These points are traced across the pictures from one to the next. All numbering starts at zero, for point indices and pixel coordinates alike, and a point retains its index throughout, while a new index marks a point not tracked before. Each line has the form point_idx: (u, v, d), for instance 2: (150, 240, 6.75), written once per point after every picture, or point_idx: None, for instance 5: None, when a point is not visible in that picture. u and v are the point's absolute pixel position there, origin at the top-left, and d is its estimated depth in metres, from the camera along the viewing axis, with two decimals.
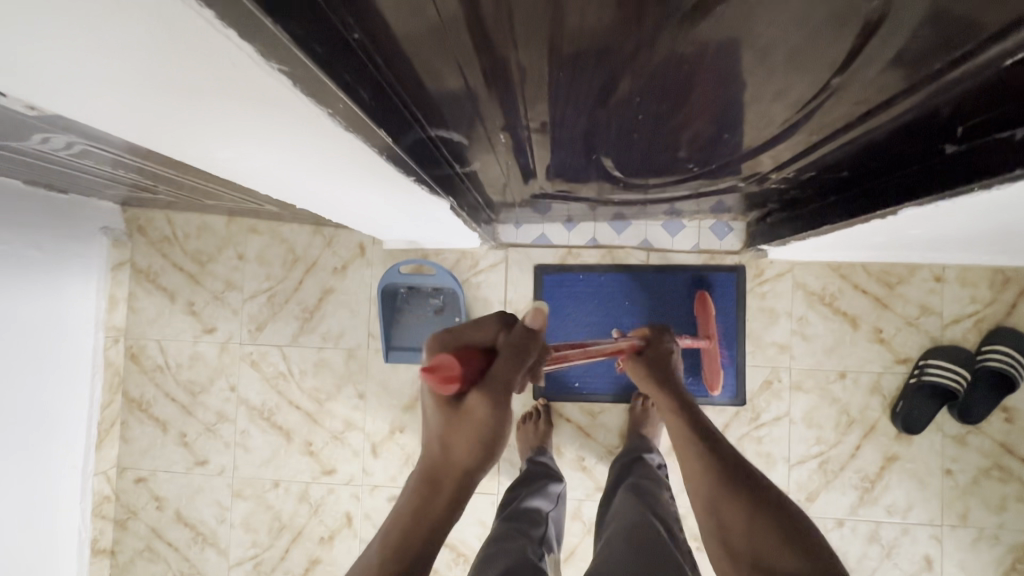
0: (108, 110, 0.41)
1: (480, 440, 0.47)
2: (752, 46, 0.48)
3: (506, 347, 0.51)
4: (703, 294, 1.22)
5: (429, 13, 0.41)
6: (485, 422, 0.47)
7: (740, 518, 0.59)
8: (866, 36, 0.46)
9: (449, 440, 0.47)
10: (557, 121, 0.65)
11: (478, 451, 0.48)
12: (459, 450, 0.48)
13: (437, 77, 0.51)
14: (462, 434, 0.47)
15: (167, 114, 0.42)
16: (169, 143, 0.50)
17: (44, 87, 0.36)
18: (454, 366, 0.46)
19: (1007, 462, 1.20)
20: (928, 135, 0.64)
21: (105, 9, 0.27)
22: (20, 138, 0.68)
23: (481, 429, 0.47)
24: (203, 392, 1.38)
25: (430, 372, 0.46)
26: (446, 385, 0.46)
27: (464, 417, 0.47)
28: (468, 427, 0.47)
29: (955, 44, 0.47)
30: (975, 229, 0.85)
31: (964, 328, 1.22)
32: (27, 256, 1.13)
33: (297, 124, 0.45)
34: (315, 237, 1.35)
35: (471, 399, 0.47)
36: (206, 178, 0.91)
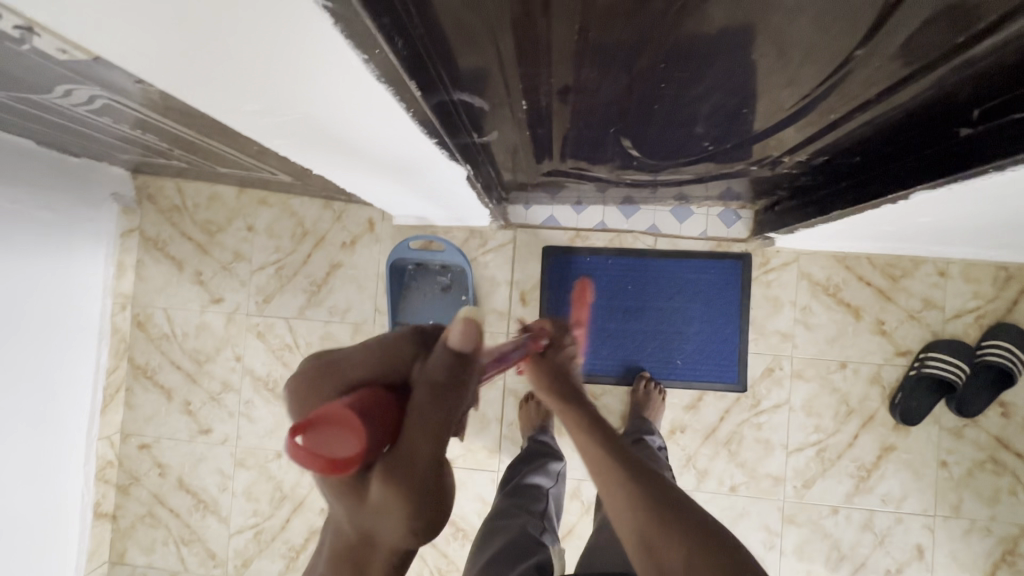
0: (147, 51, 0.42)
1: (407, 525, 0.33)
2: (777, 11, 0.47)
3: (422, 389, 0.34)
4: (584, 284, 1.30)
5: None
6: (410, 499, 0.33)
7: (681, 559, 0.47)
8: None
9: (366, 529, 0.33)
10: (576, 90, 0.65)
11: (411, 534, 0.34)
12: (379, 537, 0.34)
13: (466, 32, 0.51)
14: (380, 518, 0.33)
15: (205, 57, 0.43)
16: (202, 94, 0.51)
17: (91, 21, 0.36)
18: (348, 441, 0.31)
19: (1002, 456, 1.22)
20: (944, 117, 0.65)
21: None
22: (43, 89, 0.69)
23: (406, 514, 0.33)
24: (209, 361, 1.39)
25: (309, 446, 0.30)
26: (340, 470, 0.31)
27: (379, 505, 0.33)
28: (391, 512, 0.33)
29: (984, 13, 0.47)
30: (986, 218, 0.86)
31: (965, 324, 1.23)
32: (39, 218, 1.13)
33: (332, 73, 0.46)
34: (325, 211, 1.35)
35: (384, 472, 0.32)
36: (222, 142, 0.91)
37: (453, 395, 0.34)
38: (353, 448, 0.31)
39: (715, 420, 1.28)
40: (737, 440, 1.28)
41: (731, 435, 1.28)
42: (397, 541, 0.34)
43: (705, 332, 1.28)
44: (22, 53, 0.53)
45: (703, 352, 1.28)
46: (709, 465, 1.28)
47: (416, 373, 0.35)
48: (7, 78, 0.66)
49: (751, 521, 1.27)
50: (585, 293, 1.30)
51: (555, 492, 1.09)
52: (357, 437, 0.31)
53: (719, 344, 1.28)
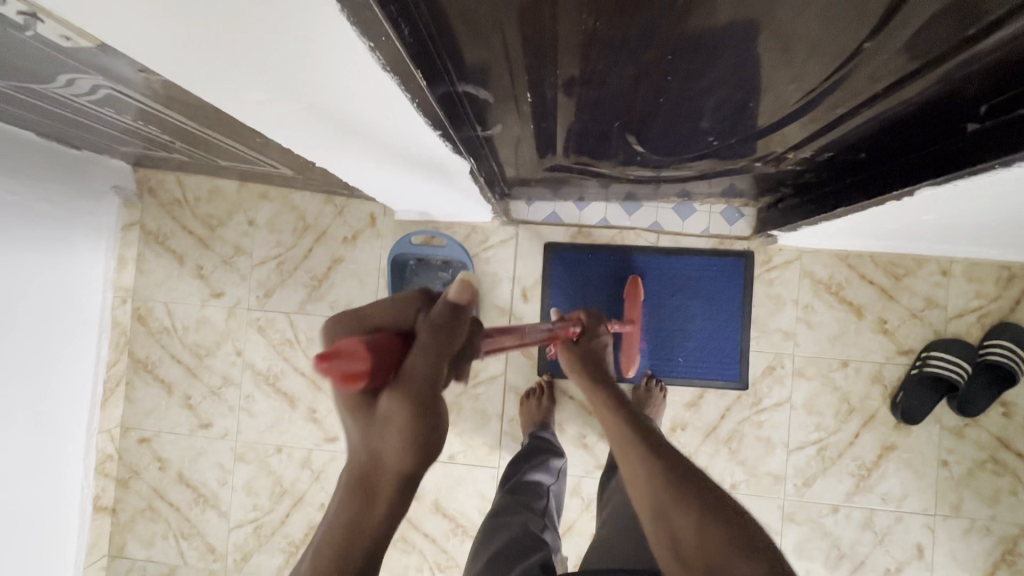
0: (149, 35, 0.41)
1: (410, 441, 0.35)
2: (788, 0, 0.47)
3: (425, 329, 0.38)
4: (638, 284, 1.22)
5: None
6: (414, 417, 0.35)
7: (691, 522, 0.51)
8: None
9: (374, 449, 0.35)
10: (582, 83, 0.65)
11: (415, 453, 0.35)
12: (383, 459, 0.35)
13: (472, 21, 0.51)
14: (386, 438, 0.35)
15: (209, 43, 0.42)
16: (202, 81, 0.51)
17: (94, 3, 0.36)
18: (359, 357, 0.34)
19: (1003, 455, 1.22)
20: (950, 112, 0.64)
21: None
22: (45, 79, 0.69)
23: (411, 428, 0.35)
24: (209, 355, 1.39)
25: (327, 363, 0.33)
26: (351, 385, 0.34)
27: (384, 421, 0.35)
28: (398, 429, 0.35)
29: (996, 4, 0.46)
30: (990, 216, 0.86)
31: (967, 323, 1.23)
32: (39, 210, 1.12)
33: (334, 61, 0.45)
34: (326, 206, 1.35)
35: (390, 396, 0.35)
36: (224, 134, 0.91)
37: (452, 333, 0.38)
38: (364, 363, 0.34)
39: (716, 418, 1.28)
40: (738, 438, 1.28)
41: (732, 433, 1.28)
42: (401, 463, 0.35)
43: (707, 330, 1.28)
44: (24, 40, 0.53)
45: (704, 349, 1.28)
46: (709, 462, 1.28)
47: (420, 319, 0.38)
48: (9, 67, 0.65)
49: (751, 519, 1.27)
50: (636, 290, 1.22)
51: (556, 491, 1.09)
52: (367, 358, 0.34)
53: (721, 341, 1.28)
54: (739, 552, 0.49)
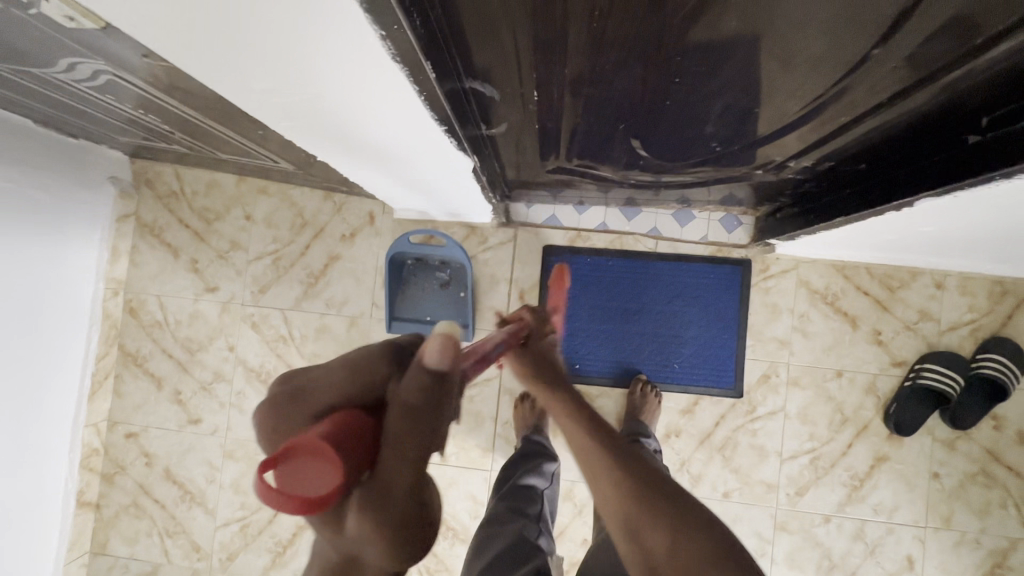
0: (155, 17, 0.41)
1: (394, 547, 0.32)
2: (792, 9, 0.48)
3: (398, 408, 0.32)
4: (561, 270, 1.18)
5: None
6: (396, 522, 0.31)
7: (663, 540, 0.52)
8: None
9: (353, 551, 0.32)
10: (589, 81, 0.64)
11: (400, 553, 0.32)
12: (365, 564, 0.32)
13: (483, 14, 0.50)
14: (362, 543, 0.31)
15: (218, 25, 0.41)
16: (208, 67, 0.50)
17: None
18: (320, 475, 0.29)
19: (993, 468, 1.23)
20: (950, 124, 0.65)
21: None
22: (45, 61, 0.68)
23: (392, 540, 0.31)
24: (201, 350, 1.37)
25: (278, 477, 0.29)
26: (312, 510, 0.29)
27: (358, 537, 0.31)
28: (375, 536, 0.31)
29: (1003, 14, 0.47)
30: (987, 229, 0.87)
31: (960, 336, 1.24)
32: (33, 198, 1.11)
33: (346, 51, 0.45)
34: (325, 203, 1.34)
35: (361, 502, 0.31)
36: (225, 125, 0.90)
37: (435, 413, 0.32)
38: (324, 481, 0.29)
39: (711, 425, 1.28)
40: (731, 446, 1.28)
41: (726, 441, 1.28)
42: (385, 563, 0.32)
43: (703, 337, 1.28)
44: (28, 19, 0.53)
45: (700, 356, 1.28)
46: (702, 470, 1.28)
47: (392, 393, 0.32)
48: (8, 48, 0.64)
49: (743, 527, 1.27)
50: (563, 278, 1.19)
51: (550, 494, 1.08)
52: (331, 469, 0.29)
53: (716, 349, 1.28)
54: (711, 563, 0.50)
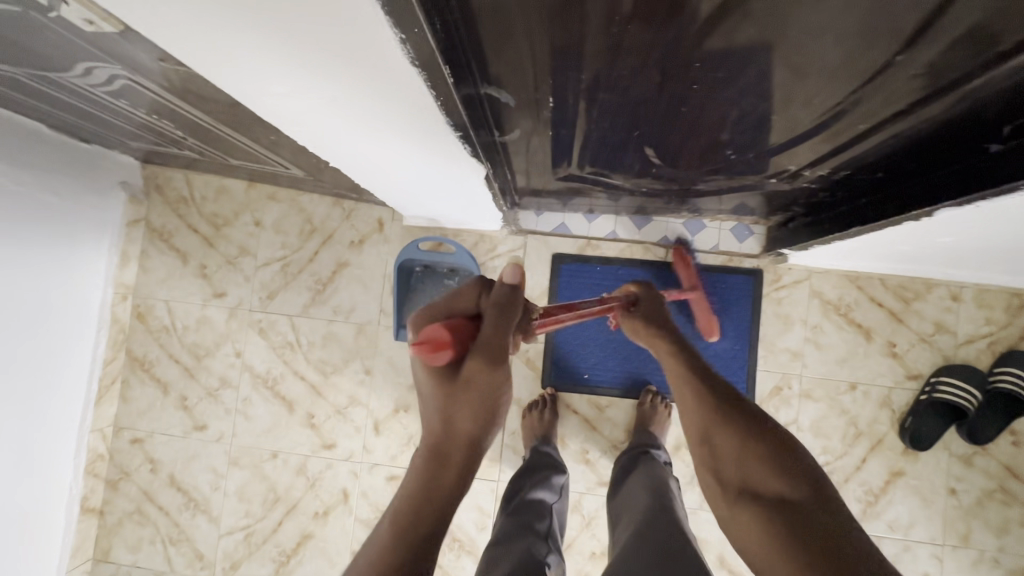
0: (170, 19, 0.41)
1: (485, 405, 0.47)
2: (801, 25, 0.49)
3: (489, 307, 0.51)
4: (681, 249, 1.19)
5: None
6: (488, 385, 0.47)
7: (732, 446, 0.54)
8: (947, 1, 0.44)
9: (453, 413, 0.46)
10: (605, 88, 0.64)
11: (481, 418, 0.47)
12: (462, 420, 0.47)
13: (502, 20, 0.50)
14: (463, 404, 0.46)
15: (233, 24, 0.41)
16: (223, 71, 0.50)
17: None
18: (444, 332, 0.46)
19: (1012, 485, 1.20)
20: (973, 134, 0.64)
21: None
22: (62, 66, 0.68)
23: (488, 391, 0.47)
24: (208, 356, 1.37)
25: (419, 343, 0.46)
26: (441, 353, 0.46)
27: (466, 386, 0.46)
28: (473, 397, 0.46)
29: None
30: (1007, 241, 0.86)
31: (977, 350, 1.22)
32: (43, 201, 1.11)
33: (365, 56, 0.45)
34: (335, 209, 1.34)
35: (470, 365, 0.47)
36: (237, 130, 0.90)
37: (509, 308, 0.51)
38: (448, 337, 0.46)
39: None
40: None
41: None
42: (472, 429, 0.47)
43: (715, 347, 1.26)
44: (45, 22, 0.53)
45: (711, 367, 1.26)
46: None
47: (483, 302, 0.51)
48: (26, 52, 0.65)
49: None
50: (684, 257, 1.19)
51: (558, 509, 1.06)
52: (449, 333, 0.46)
53: (727, 360, 1.26)
54: (775, 470, 0.51)
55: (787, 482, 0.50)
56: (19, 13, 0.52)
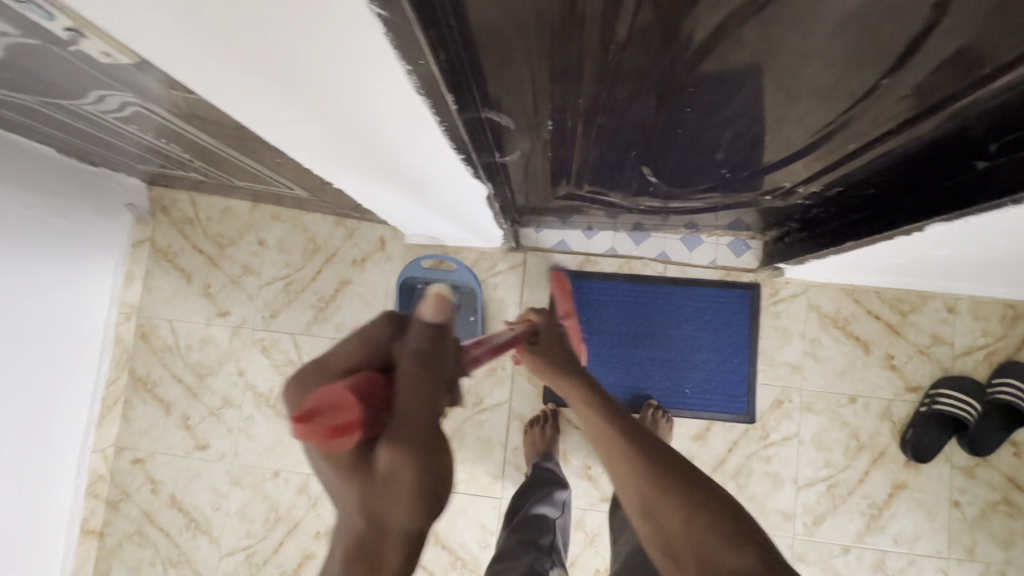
0: (185, 52, 0.43)
1: (416, 497, 0.34)
2: (788, 51, 0.51)
3: (407, 358, 0.37)
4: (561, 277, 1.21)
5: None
6: (414, 464, 0.34)
7: (680, 522, 0.46)
8: (931, 25, 0.46)
9: (374, 508, 0.33)
10: (602, 111, 0.66)
11: (416, 505, 0.34)
12: (383, 525, 0.33)
13: (503, 49, 0.52)
14: (387, 494, 0.34)
15: (249, 56, 0.42)
16: (233, 100, 0.52)
17: (133, 13, 0.37)
18: (345, 408, 0.34)
19: (1015, 497, 1.20)
20: (960, 151, 0.66)
21: None
22: (76, 94, 0.70)
23: (413, 480, 0.34)
24: (211, 375, 1.37)
25: (312, 422, 0.34)
26: (345, 435, 0.34)
27: (383, 472, 0.34)
28: (396, 486, 0.33)
29: (1005, 48, 0.48)
30: (999, 253, 0.88)
31: (974, 361, 1.23)
32: (52, 224, 1.13)
33: (373, 84, 0.47)
34: (337, 228, 1.36)
35: (385, 446, 0.34)
36: (244, 153, 0.92)
37: (437, 358, 0.38)
38: (352, 411, 0.34)
39: (724, 451, 1.26)
40: (745, 473, 1.25)
41: (740, 467, 1.26)
42: (404, 521, 0.34)
43: (714, 361, 1.27)
44: (65, 56, 0.55)
45: (711, 381, 1.27)
46: None
47: (397, 351, 0.38)
48: (43, 82, 0.67)
49: None
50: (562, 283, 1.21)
51: (561, 522, 1.07)
52: (352, 407, 0.34)
53: (727, 374, 1.27)
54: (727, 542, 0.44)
55: (740, 555, 0.44)
56: (38, 45, 0.54)
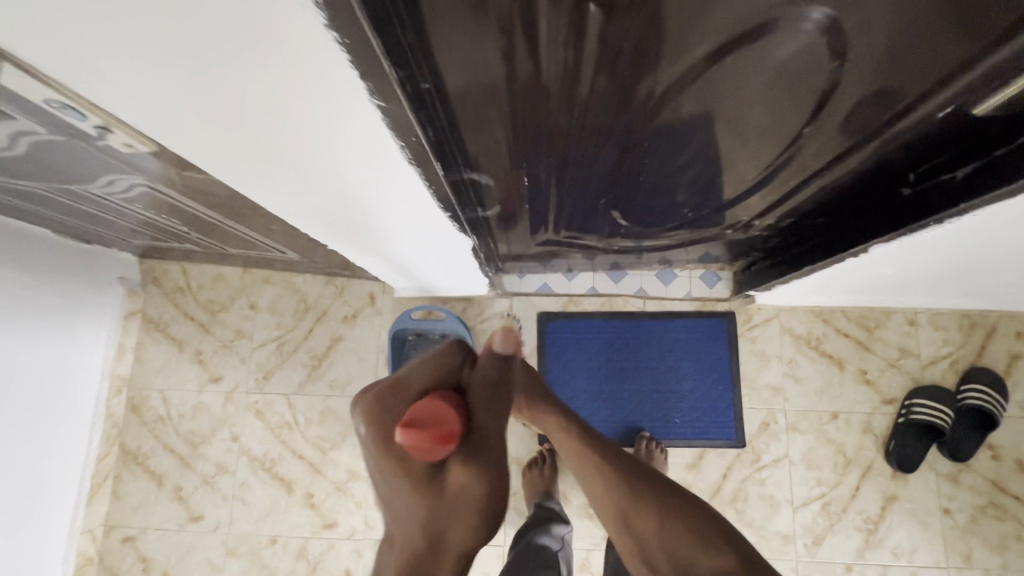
0: (216, 153, 0.50)
1: (477, 521, 0.43)
2: (719, 109, 0.61)
3: (479, 389, 0.49)
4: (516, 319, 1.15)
5: (481, 85, 0.53)
6: (482, 487, 0.44)
7: (653, 528, 0.55)
8: (829, 88, 0.56)
9: (444, 525, 0.42)
10: (571, 166, 0.75)
11: (478, 530, 0.43)
12: (449, 543, 0.43)
13: (481, 124, 0.61)
14: (455, 514, 0.43)
15: (273, 152, 0.51)
16: (249, 186, 0.59)
17: (176, 130, 0.45)
18: (446, 421, 0.42)
19: (1001, 500, 1.24)
20: (886, 182, 0.76)
21: (262, 59, 0.36)
22: (87, 179, 0.76)
23: (480, 503, 0.43)
24: (204, 443, 1.36)
25: (414, 431, 0.41)
26: (444, 444, 0.42)
27: (461, 489, 0.43)
28: (465, 507, 0.43)
29: (891, 102, 0.58)
30: (938, 267, 0.97)
31: (941, 369, 1.30)
32: (47, 302, 1.16)
33: (373, 159, 0.55)
34: (327, 287, 1.41)
35: (461, 464, 0.43)
36: (240, 221, 0.98)
37: (494, 389, 0.51)
38: (450, 425, 0.42)
39: (719, 478, 1.28)
40: (742, 498, 1.27)
41: (736, 493, 1.28)
42: (463, 539, 0.43)
43: (700, 390, 1.32)
44: (87, 149, 0.61)
45: (699, 409, 1.31)
46: None
47: (463, 385, 0.49)
48: (57, 170, 0.73)
49: None
50: None
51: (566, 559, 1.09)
52: (454, 421, 0.43)
53: (714, 401, 1.32)
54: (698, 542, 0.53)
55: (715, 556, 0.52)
56: (62, 141, 0.60)
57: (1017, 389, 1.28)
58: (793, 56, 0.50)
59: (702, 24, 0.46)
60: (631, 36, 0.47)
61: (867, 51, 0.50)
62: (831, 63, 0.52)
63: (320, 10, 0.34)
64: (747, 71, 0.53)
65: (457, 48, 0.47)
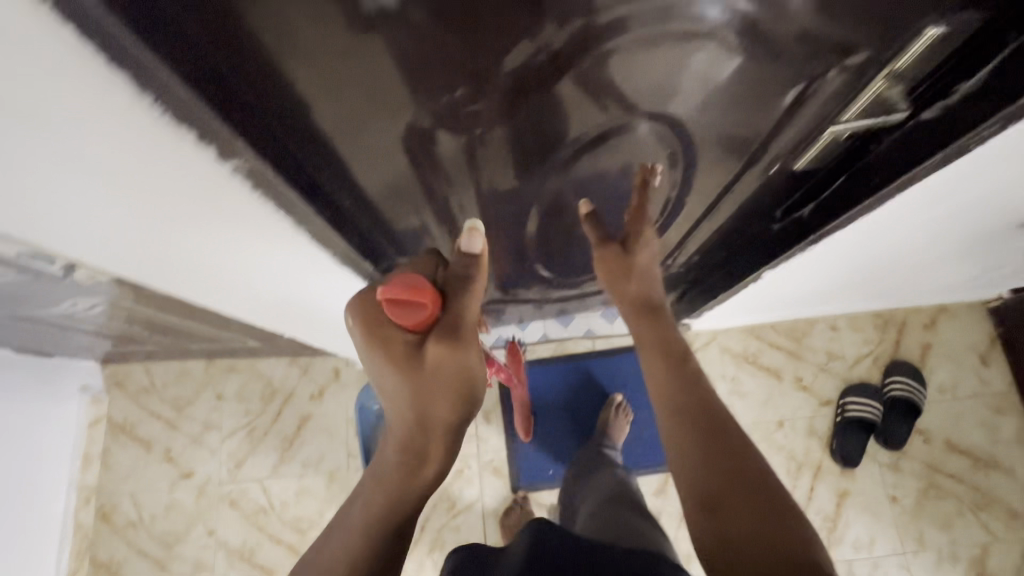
0: (183, 289, 0.60)
1: (455, 390, 0.47)
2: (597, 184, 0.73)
3: (449, 281, 0.51)
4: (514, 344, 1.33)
5: (394, 195, 0.64)
6: (455, 359, 0.47)
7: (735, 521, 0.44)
8: (672, 165, 0.70)
9: (425, 397, 0.46)
10: (492, 238, 0.85)
11: (460, 403, 0.48)
12: (434, 415, 0.47)
13: (403, 222, 0.72)
14: (434, 385, 0.47)
15: (229, 275, 0.61)
16: (215, 302, 0.69)
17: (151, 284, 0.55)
18: (414, 296, 0.46)
19: (939, 480, 1.35)
20: (758, 221, 0.90)
21: (210, 220, 0.47)
22: (49, 305, 0.82)
23: (456, 374, 0.47)
24: (180, 542, 1.36)
25: (392, 301, 0.46)
26: (415, 315, 0.46)
27: (434, 363, 0.47)
28: (439, 379, 0.47)
29: (728, 171, 0.71)
30: (826, 279, 1.11)
31: (866, 367, 1.43)
32: (13, 423, 1.17)
33: (307, 260, 0.65)
34: (291, 368, 1.45)
35: (435, 341, 0.47)
36: (199, 320, 1.04)
37: (470, 279, 0.52)
38: (418, 300, 0.46)
39: None
40: None
41: None
42: (449, 409, 0.48)
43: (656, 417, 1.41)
44: (51, 285, 0.68)
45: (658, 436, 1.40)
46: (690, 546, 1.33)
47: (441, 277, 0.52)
48: (21, 302, 0.79)
49: None
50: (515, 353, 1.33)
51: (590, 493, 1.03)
52: (420, 295, 0.46)
53: None
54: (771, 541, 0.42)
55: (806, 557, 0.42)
56: (27, 281, 0.67)
57: (934, 376, 1.41)
58: (630, 148, 0.64)
59: (560, 135, 0.59)
60: (508, 147, 0.59)
61: (685, 141, 0.64)
62: (663, 150, 0.66)
63: (242, 181, 0.46)
64: (605, 159, 0.66)
65: (367, 176, 0.58)
